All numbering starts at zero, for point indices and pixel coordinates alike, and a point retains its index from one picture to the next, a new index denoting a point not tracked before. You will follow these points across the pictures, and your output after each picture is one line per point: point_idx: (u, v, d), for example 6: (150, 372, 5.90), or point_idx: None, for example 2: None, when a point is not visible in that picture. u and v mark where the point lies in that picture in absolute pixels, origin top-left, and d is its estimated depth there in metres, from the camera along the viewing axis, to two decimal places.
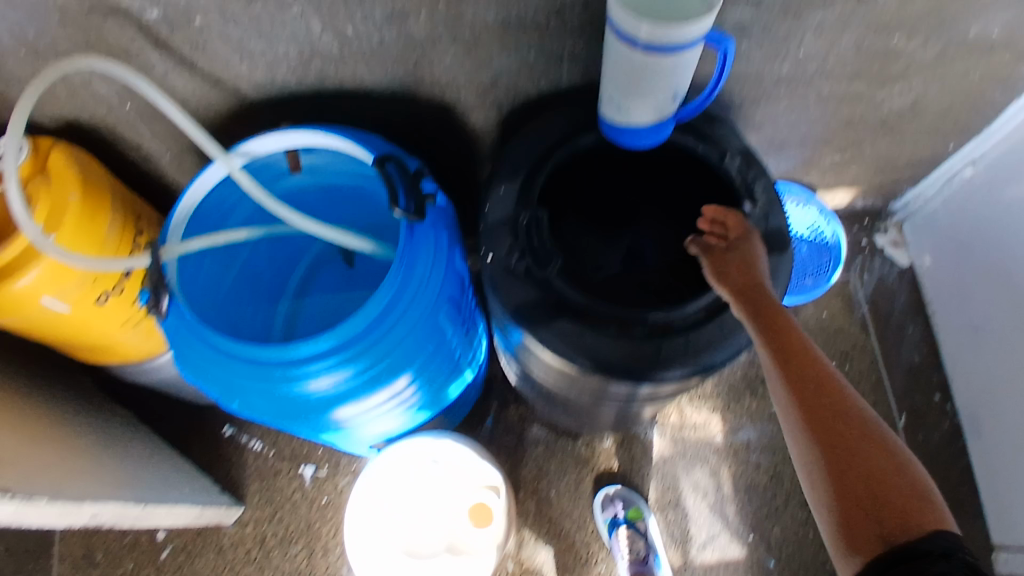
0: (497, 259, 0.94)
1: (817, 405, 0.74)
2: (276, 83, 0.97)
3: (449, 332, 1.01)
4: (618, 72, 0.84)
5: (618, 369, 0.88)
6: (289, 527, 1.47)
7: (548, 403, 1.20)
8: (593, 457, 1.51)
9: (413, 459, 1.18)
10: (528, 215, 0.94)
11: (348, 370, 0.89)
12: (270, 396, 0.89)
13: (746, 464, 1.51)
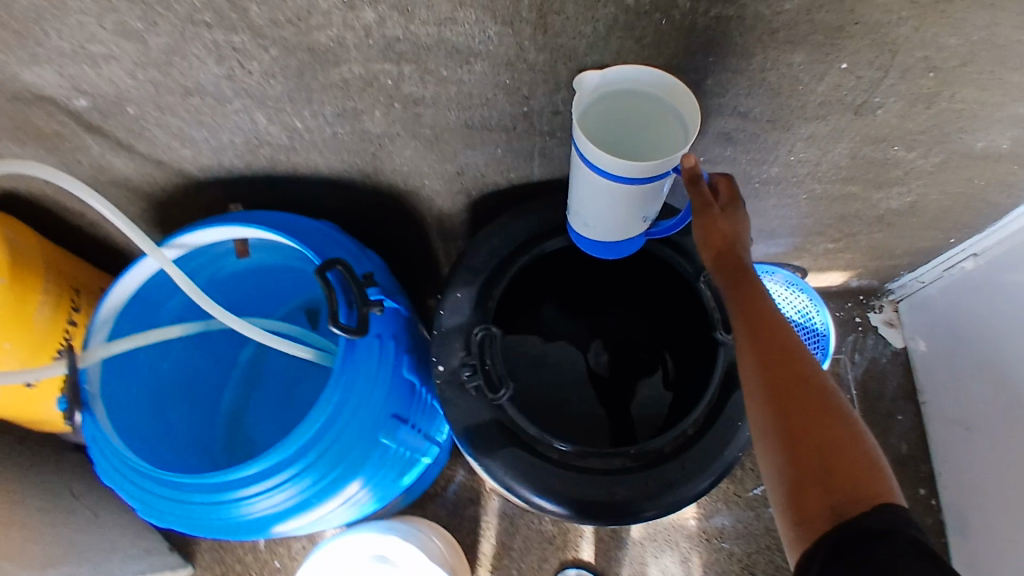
0: (449, 369, 0.88)
1: (778, 371, 0.68)
2: (223, 166, 0.90)
3: (399, 443, 0.94)
4: (586, 196, 0.77)
5: (573, 512, 0.82)
6: None
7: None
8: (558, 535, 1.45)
9: (366, 561, 1.16)
10: (482, 329, 0.88)
11: (276, 489, 0.83)
12: (204, 522, 0.84)
13: (718, 552, 1.44)
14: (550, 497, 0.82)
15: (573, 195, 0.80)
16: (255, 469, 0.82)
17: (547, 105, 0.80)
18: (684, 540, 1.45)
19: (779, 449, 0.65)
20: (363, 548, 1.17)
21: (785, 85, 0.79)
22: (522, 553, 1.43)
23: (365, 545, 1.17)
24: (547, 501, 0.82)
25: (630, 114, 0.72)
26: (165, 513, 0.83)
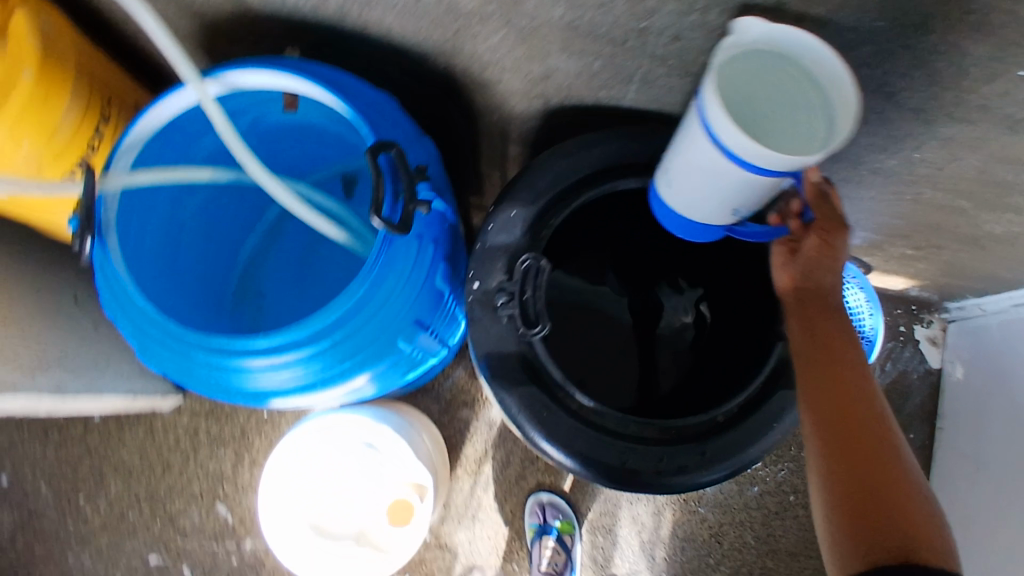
0: (484, 290, 0.81)
1: (846, 415, 0.66)
2: (288, 4, 0.80)
3: (413, 348, 0.89)
4: (686, 154, 0.68)
5: (584, 472, 0.77)
6: (223, 429, 1.39)
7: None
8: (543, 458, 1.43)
9: (354, 441, 1.16)
10: (529, 259, 0.79)
11: (283, 364, 0.79)
12: (206, 381, 0.82)
13: (692, 514, 1.43)
14: (558, 450, 0.78)
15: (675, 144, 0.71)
16: (268, 340, 0.77)
17: (669, 27, 0.69)
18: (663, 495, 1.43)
19: (828, 484, 0.63)
20: (351, 429, 1.16)
21: (943, 75, 0.67)
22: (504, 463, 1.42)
23: (354, 428, 1.16)
24: (559, 454, 0.78)
25: (774, 83, 0.61)
26: (166, 361, 0.81)
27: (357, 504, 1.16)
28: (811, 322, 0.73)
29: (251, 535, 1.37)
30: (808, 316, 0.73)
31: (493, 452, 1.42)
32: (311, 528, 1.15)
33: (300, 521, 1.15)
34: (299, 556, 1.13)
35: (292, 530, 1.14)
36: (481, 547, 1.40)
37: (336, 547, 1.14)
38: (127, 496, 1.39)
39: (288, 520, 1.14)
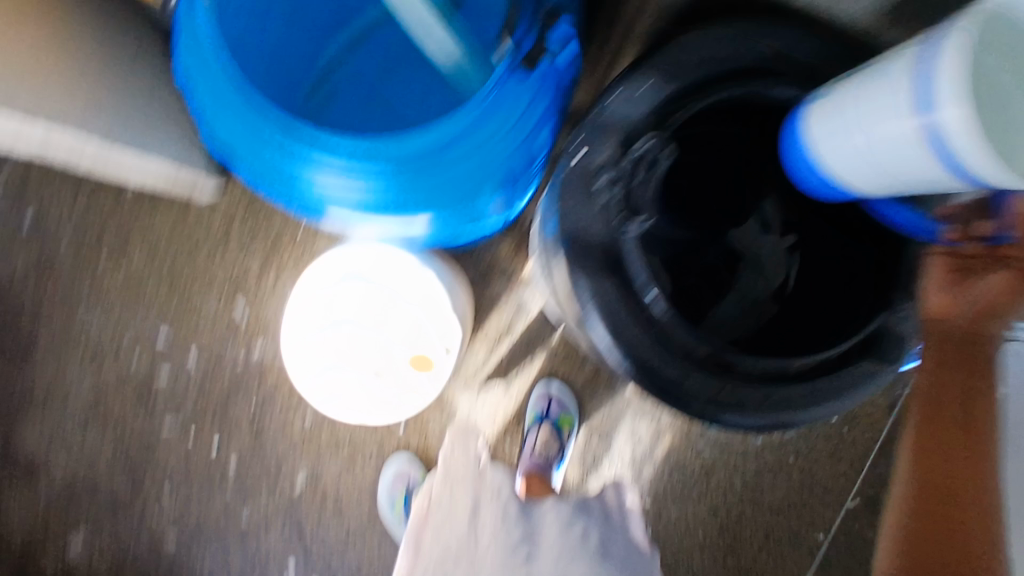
0: (586, 162, 0.81)
1: (945, 478, 0.78)
2: None
3: (475, 194, 0.91)
4: (879, 115, 0.65)
5: (623, 365, 0.81)
6: (257, 232, 1.36)
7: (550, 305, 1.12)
8: (562, 351, 1.40)
9: (388, 285, 1.14)
10: (644, 146, 0.79)
11: (349, 172, 0.83)
12: (273, 170, 0.87)
13: (690, 445, 1.43)
14: (605, 339, 0.81)
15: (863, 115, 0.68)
16: (348, 147, 0.82)
17: None
18: (667, 419, 1.42)
19: (907, 531, 0.79)
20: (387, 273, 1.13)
21: None
22: (522, 346, 1.39)
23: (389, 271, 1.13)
24: (605, 341, 0.81)
25: None
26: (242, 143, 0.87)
27: (380, 349, 1.15)
28: (954, 370, 0.79)
29: (262, 341, 1.37)
30: (948, 365, 0.79)
31: (515, 331, 1.39)
32: (333, 362, 1.15)
33: (322, 353, 1.15)
34: (318, 386, 1.14)
35: (314, 360, 1.15)
36: (478, 416, 1.40)
37: (354, 378, 1.15)
38: (149, 270, 1.39)
39: (313, 341, 1.14)
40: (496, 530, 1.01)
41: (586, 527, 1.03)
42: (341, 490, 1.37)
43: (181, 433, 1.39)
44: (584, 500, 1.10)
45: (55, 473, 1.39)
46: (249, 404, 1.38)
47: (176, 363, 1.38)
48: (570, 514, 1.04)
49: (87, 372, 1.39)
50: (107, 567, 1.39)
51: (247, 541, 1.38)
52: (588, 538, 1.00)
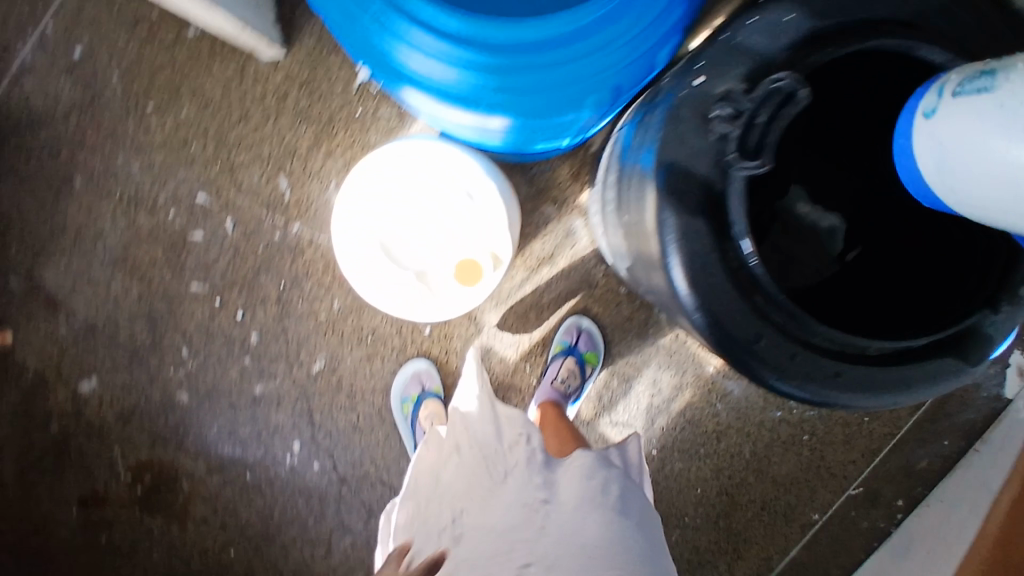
0: (705, 90, 0.75)
1: None
2: None
3: (571, 101, 0.87)
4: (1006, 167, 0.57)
5: (695, 311, 0.75)
6: (313, 108, 1.32)
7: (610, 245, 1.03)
8: (601, 289, 1.36)
9: (452, 181, 1.09)
10: (784, 79, 0.70)
11: (448, 50, 0.80)
12: (368, 33, 0.83)
13: (708, 406, 1.42)
14: (681, 280, 0.76)
15: (955, 155, 0.63)
16: (453, 24, 0.78)
17: None
18: (690, 375, 1.40)
19: None
20: (453, 168, 1.08)
21: None
22: (562, 276, 1.35)
23: (455, 167, 1.08)
24: (681, 282, 0.76)
25: None
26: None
27: (431, 246, 1.10)
28: None
29: (301, 219, 1.34)
30: None
31: (557, 260, 1.34)
32: (379, 247, 1.09)
33: (371, 239, 1.10)
34: (360, 270, 1.09)
35: (361, 244, 1.10)
36: (505, 336, 1.38)
37: (395, 272, 1.09)
38: (196, 127, 1.34)
39: (363, 224, 1.10)
40: (518, 468, 1.01)
41: (608, 479, 0.99)
42: (356, 379, 1.38)
43: (206, 297, 1.36)
44: (605, 452, 1.06)
45: (76, 316, 1.37)
46: (278, 280, 1.35)
47: (211, 226, 1.35)
48: (593, 465, 1.00)
49: (120, 218, 1.36)
50: (116, 415, 1.40)
51: (257, 413, 1.39)
52: (609, 492, 0.97)
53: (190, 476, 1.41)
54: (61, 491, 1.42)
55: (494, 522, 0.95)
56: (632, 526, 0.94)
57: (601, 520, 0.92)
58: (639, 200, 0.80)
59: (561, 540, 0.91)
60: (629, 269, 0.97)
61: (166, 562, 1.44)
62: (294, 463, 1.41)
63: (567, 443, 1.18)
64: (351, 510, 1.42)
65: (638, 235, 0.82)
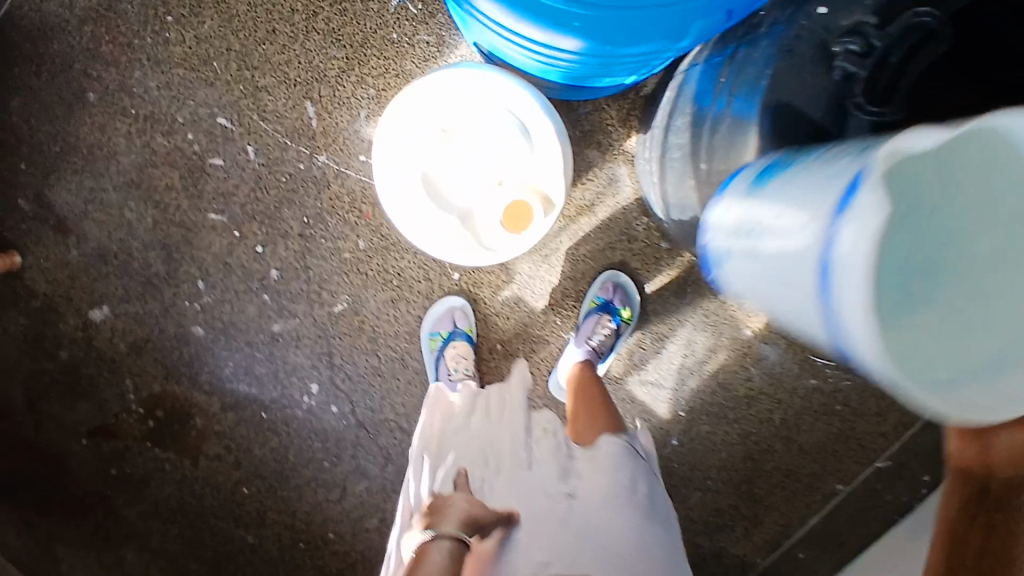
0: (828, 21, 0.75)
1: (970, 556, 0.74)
2: None
3: (662, 31, 0.74)
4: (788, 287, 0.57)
5: None
6: (347, 29, 1.22)
7: (665, 196, 0.99)
8: (640, 243, 1.29)
9: (508, 117, 1.03)
10: (925, 14, 0.69)
11: None
12: None
13: (741, 370, 1.37)
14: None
15: (761, 290, 0.62)
16: None
17: None
18: (726, 338, 1.35)
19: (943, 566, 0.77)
20: (512, 104, 1.03)
21: None
22: (601, 227, 1.28)
23: (516, 102, 1.02)
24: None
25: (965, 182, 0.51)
26: None
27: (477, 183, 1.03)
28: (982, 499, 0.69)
29: (328, 150, 1.25)
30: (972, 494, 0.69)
31: (598, 209, 1.27)
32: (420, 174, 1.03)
33: (413, 162, 1.04)
34: (396, 194, 1.04)
35: (401, 166, 1.04)
36: (537, 286, 1.30)
37: (439, 209, 1.04)
38: (217, 43, 1.24)
39: (408, 154, 1.04)
40: (543, 459, 0.95)
41: (635, 475, 0.94)
42: (380, 323, 1.32)
43: (225, 228, 1.28)
44: (628, 440, 1.01)
45: (86, 240, 1.30)
46: (302, 214, 1.28)
47: (232, 152, 1.26)
48: (620, 454, 0.96)
49: (135, 138, 1.27)
50: (127, 347, 1.34)
51: (274, 352, 1.34)
52: (637, 490, 0.92)
53: (204, 413, 1.37)
54: (70, 420, 1.38)
55: (516, 500, 0.90)
56: (658, 530, 0.89)
57: (631, 519, 0.87)
58: (735, 145, 0.78)
59: (586, 530, 0.84)
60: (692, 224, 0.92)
61: (177, 497, 1.41)
62: (312, 405, 1.36)
63: (597, 418, 1.07)
64: (368, 455, 1.38)
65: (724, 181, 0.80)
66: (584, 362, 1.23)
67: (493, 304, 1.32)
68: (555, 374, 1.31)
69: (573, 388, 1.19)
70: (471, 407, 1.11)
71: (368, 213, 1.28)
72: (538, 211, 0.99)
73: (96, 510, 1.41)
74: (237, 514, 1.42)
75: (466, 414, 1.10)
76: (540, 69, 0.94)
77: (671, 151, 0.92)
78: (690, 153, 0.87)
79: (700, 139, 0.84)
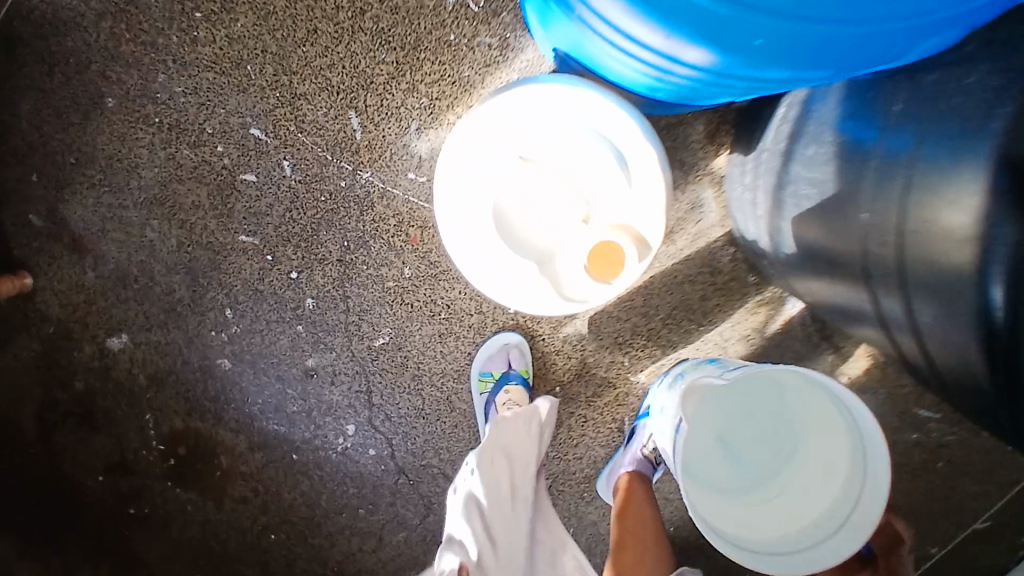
0: None
1: None
2: None
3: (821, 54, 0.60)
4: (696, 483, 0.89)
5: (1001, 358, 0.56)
6: (397, 29, 1.08)
7: (789, 237, 0.81)
8: (725, 276, 1.12)
9: (599, 143, 0.90)
10: None
11: None
12: None
13: None
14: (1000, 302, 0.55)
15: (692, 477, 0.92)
16: None
17: None
18: None
19: None
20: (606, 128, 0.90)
21: None
22: (681, 256, 1.11)
23: (611, 126, 0.90)
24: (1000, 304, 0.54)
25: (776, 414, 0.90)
26: None
27: (556, 220, 0.92)
28: None
29: (373, 166, 1.11)
30: None
31: (677, 236, 1.10)
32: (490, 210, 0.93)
33: (484, 195, 0.93)
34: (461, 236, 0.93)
35: (467, 203, 0.93)
36: (602, 323, 1.15)
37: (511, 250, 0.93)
38: (250, 43, 1.10)
39: (481, 182, 0.93)
40: None
41: None
42: (426, 359, 1.18)
43: (255, 252, 1.15)
44: None
45: (104, 261, 1.18)
46: (341, 237, 1.14)
47: (265, 166, 1.12)
48: None
49: (159, 150, 1.14)
50: (147, 378, 1.22)
51: (308, 389, 1.20)
52: None
53: (229, 452, 1.25)
54: (85, 455, 1.26)
55: None
56: None
57: None
58: (939, 200, 0.57)
59: None
60: (831, 270, 0.75)
61: (198, 541, 1.28)
62: (347, 447, 1.23)
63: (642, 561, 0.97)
64: (408, 503, 1.25)
65: (925, 251, 0.59)
66: (635, 476, 1.07)
67: (553, 342, 1.17)
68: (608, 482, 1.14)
69: (618, 521, 1.03)
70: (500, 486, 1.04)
71: (416, 237, 1.13)
72: (633, 255, 0.86)
73: (109, 554, 1.28)
74: (264, 562, 1.28)
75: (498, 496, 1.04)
76: (647, 86, 0.80)
77: (810, 185, 0.75)
78: (843, 194, 0.69)
79: (860, 182, 0.66)
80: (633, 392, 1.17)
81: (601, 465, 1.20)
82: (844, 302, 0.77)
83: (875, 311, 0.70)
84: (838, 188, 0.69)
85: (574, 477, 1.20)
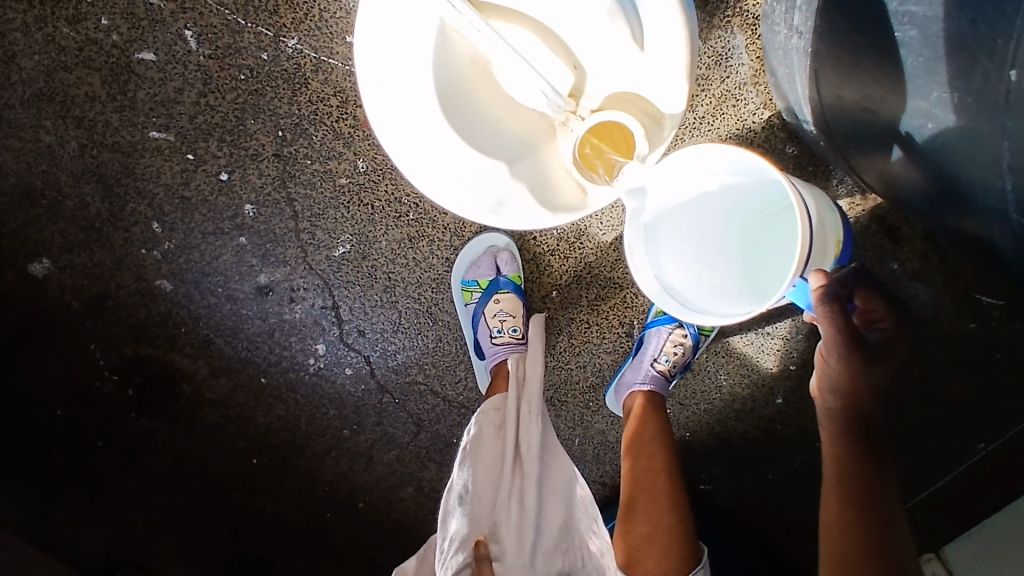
0: None
1: (845, 432, 0.74)
2: None
3: None
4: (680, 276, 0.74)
5: None
6: None
7: (872, 103, 0.58)
8: (755, 147, 0.88)
9: None
10: None
11: None
12: None
13: None
14: None
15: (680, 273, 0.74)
16: None
17: None
18: None
19: (837, 442, 0.75)
20: None
21: None
22: (703, 126, 0.88)
23: None
24: None
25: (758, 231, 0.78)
26: None
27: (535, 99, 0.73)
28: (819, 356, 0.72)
29: (299, 29, 0.89)
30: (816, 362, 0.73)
31: (698, 101, 0.87)
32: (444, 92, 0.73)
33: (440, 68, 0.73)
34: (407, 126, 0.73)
35: (414, 77, 0.73)
36: (607, 215, 0.95)
37: (478, 143, 0.75)
38: None
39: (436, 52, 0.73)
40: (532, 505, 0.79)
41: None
42: (396, 267, 0.99)
43: (173, 150, 0.95)
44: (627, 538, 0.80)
45: (3, 176, 0.97)
46: (274, 125, 0.93)
47: (163, 40, 0.91)
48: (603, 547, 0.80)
49: (34, 31, 0.91)
50: (83, 306, 1.04)
51: (266, 308, 1.03)
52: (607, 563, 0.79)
53: (190, 378, 1.07)
54: (39, 388, 1.09)
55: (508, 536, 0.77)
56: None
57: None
58: None
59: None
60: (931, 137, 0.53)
61: (179, 468, 1.12)
62: (320, 367, 1.06)
63: (658, 492, 0.86)
64: (396, 422, 1.09)
65: None
66: (650, 401, 0.93)
67: (546, 240, 0.99)
68: (613, 401, 1.01)
69: (631, 460, 0.89)
70: (490, 480, 0.82)
71: (366, 121, 0.92)
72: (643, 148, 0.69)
73: (90, 490, 1.13)
74: (251, 483, 1.12)
75: (488, 493, 0.81)
76: None
77: (914, 25, 0.51)
78: (976, 43, 0.46)
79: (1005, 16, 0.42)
80: (642, 292, 0.99)
81: (608, 374, 1.03)
82: (944, 186, 0.55)
83: (999, 207, 0.49)
84: (958, 27, 0.46)
85: (576, 386, 1.04)
